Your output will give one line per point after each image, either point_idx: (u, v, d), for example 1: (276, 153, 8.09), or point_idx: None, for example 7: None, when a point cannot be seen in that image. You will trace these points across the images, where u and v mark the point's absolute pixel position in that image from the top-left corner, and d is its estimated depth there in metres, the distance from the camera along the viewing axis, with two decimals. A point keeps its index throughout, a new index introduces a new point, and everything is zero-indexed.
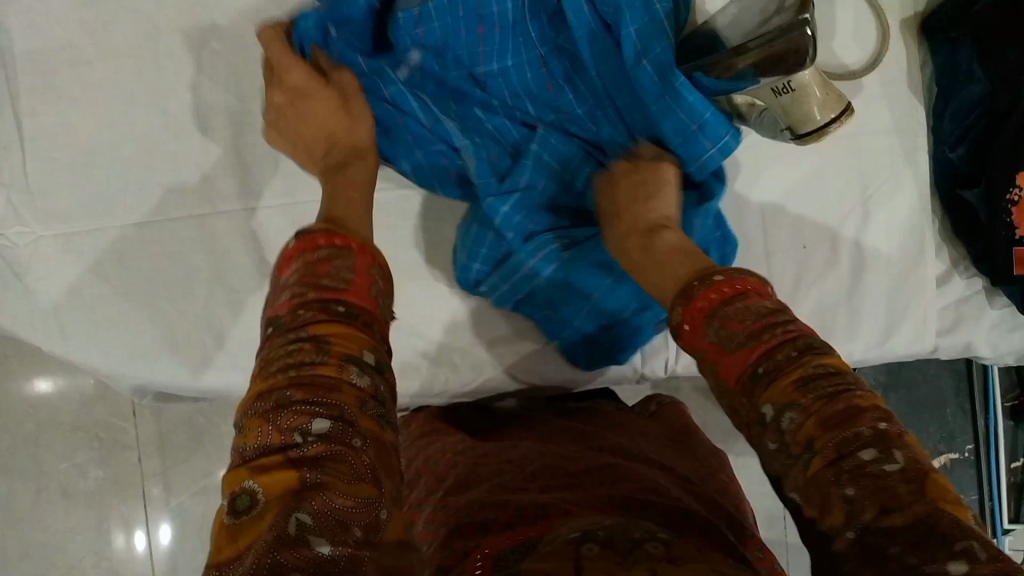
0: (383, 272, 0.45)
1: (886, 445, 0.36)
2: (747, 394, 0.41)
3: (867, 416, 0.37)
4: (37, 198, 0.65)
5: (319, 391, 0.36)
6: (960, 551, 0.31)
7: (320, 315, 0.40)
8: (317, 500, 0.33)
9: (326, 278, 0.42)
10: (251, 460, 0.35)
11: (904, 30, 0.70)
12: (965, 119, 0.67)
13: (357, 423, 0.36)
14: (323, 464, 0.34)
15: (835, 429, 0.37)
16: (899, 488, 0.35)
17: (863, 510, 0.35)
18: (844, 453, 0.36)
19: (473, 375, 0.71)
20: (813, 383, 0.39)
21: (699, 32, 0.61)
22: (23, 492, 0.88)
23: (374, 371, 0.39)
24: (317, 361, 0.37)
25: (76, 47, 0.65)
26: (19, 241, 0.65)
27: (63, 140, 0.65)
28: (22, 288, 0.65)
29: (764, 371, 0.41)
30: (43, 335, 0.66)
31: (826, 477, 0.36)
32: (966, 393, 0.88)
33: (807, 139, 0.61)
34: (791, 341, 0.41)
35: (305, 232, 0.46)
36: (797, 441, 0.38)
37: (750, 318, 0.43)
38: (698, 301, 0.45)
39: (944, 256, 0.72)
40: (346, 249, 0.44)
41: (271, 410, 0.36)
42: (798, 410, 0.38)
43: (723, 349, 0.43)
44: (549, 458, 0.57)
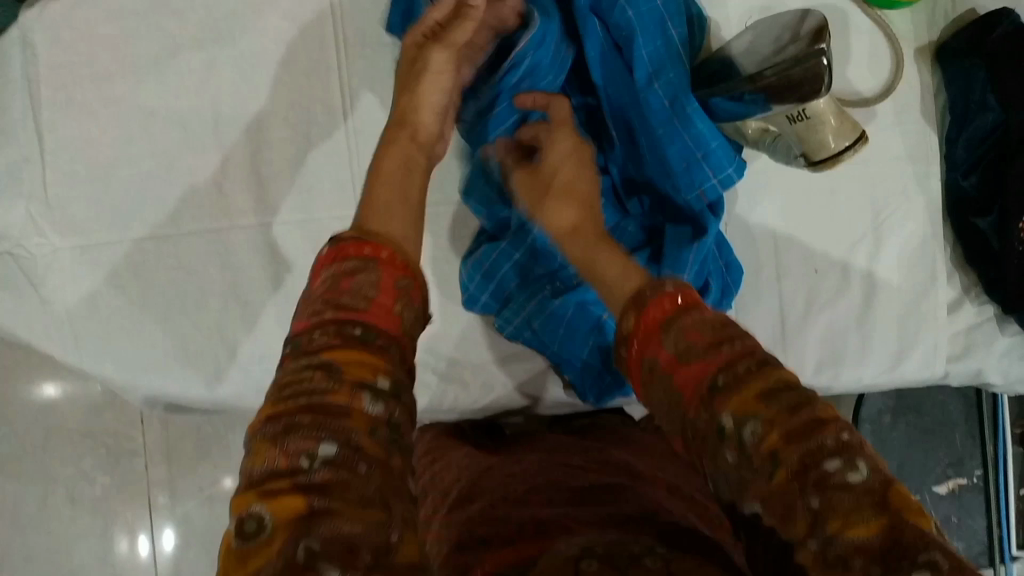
0: (411, 284, 0.46)
1: (850, 454, 0.34)
2: (705, 406, 0.39)
3: (830, 428, 0.35)
4: (56, 209, 0.66)
5: (330, 416, 0.36)
6: (924, 562, 0.30)
7: (333, 339, 0.40)
8: (325, 525, 0.32)
9: (345, 297, 0.42)
10: (258, 482, 0.34)
11: (918, 58, 0.71)
12: (978, 148, 0.68)
13: (364, 448, 0.36)
14: (331, 490, 0.34)
15: (798, 441, 0.35)
16: (865, 502, 0.32)
17: (829, 521, 0.32)
18: (809, 465, 0.34)
19: (482, 394, 0.71)
20: (777, 395, 0.37)
21: (715, 58, 0.62)
22: (31, 498, 0.88)
23: (388, 396, 0.39)
24: (328, 388, 0.37)
25: (98, 61, 0.66)
26: (37, 252, 0.65)
27: (83, 153, 0.66)
28: (38, 298, 0.65)
29: (723, 382, 0.38)
30: (57, 345, 0.66)
31: (794, 489, 0.34)
32: (975, 418, 0.89)
33: (821, 165, 0.61)
34: (751, 354, 0.39)
35: (337, 239, 0.47)
36: (757, 454, 0.36)
37: (709, 331, 0.41)
38: (651, 311, 0.45)
39: (955, 282, 0.71)
40: (373, 261, 0.45)
41: (280, 434, 0.36)
42: (760, 422, 0.36)
43: (680, 361, 0.41)
44: (554, 472, 0.58)
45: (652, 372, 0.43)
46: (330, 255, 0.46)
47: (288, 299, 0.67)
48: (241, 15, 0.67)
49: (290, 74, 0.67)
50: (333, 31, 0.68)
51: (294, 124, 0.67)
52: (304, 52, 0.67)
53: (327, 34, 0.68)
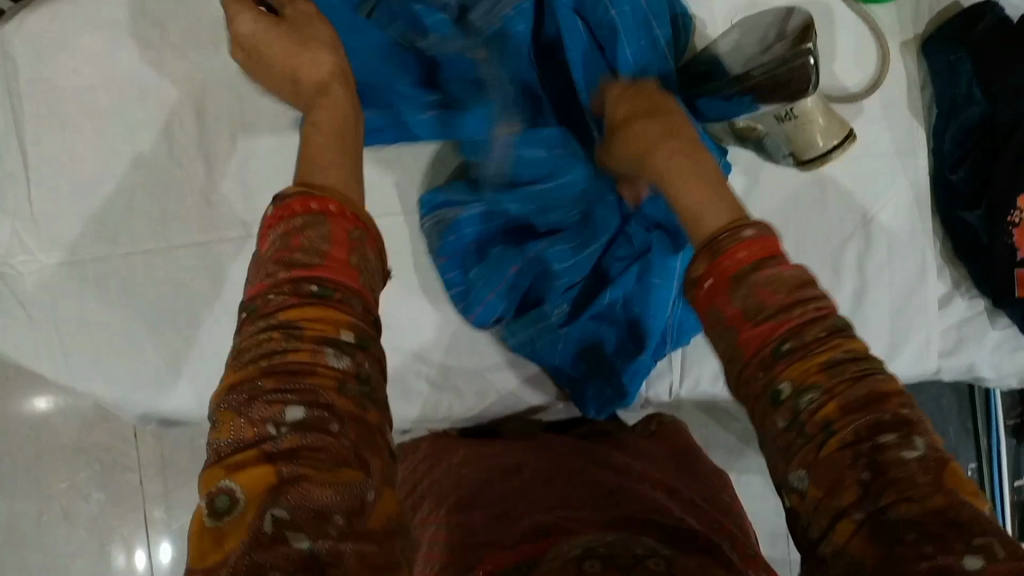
0: (365, 236, 0.42)
1: (908, 431, 0.35)
2: (763, 369, 0.38)
3: (891, 402, 0.36)
4: (42, 226, 0.65)
5: (291, 379, 0.35)
6: (979, 545, 0.30)
7: (291, 299, 0.38)
8: (294, 493, 0.32)
9: (297, 253, 0.39)
10: (227, 457, 0.34)
11: (903, 52, 0.71)
12: (966, 140, 0.69)
13: (335, 406, 0.35)
14: (299, 455, 0.33)
15: (858, 412, 0.36)
16: (920, 480, 0.33)
17: (877, 496, 0.34)
18: (861, 437, 0.35)
19: (478, 401, 0.71)
20: (839, 367, 0.37)
21: (701, 57, 0.62)
22: (24, 515, 0.87)
23: (354, 348, 0.37)
24: (287, 348, 0.36)
25: (80, 76, 0.66)
26: (25, 269, 0.65)
27: (66, 168, 0.66)
28: (26, 316, 0.65)
29: (790, 347, 0.38)
30: (46, 362, 0.65)
31: (842, 459, 0.35)
32: (968, 411, 0.88)
33: (810, 165, 0.61)
34: (820, 319, 0.39)
35: (281, 197, 0.42)
36: (812, 422, 0.36)
37: (781, 290, 0.40)
38: (736, 251, 0.41)
39: (945, 278, 0.72)
40: (322, 214, 0.41)
41: (243, 402, 0.35)
42: (820, 391, 0.36)
43: (747, 318, 0.39)
44: (552, 484, 0.56)
45: (708, 321, 0.42)
46: (275, 224, 0.41)
47: None
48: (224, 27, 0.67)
49: None
50: None
51: (281, 134, 0.67)
52: None
53: None
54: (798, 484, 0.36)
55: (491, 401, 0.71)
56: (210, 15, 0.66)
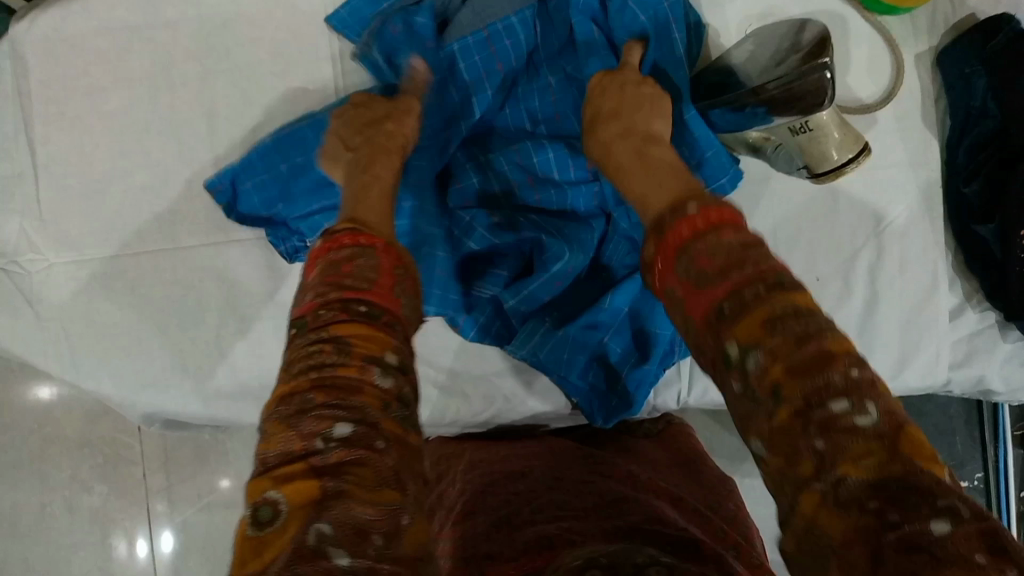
0: (407, 275, 0.45)
1: (859, 396, 0.30)
2: (713, 335, 0.35)
3: (838, 364, 0.31)
4: (50, 225, 0.65)
5: (341, 393, 0.36)
6: (943, 508, 0.27)
7: (341, 315, 0.39)
8: (338, 508, 0.32)
9: (348, 278, 0.41)
10: (274, 468, 0.34)
11: (918, 64, 0.70)
12: (980, 154, 0.68)
13: (380, 425, 0.35)
14: (345, 470, 0.33)
15: (801, 376, 0.31)
16: (874, 446, 0.29)
17: (835, 463, 0.29)
18: (813, 403, 0.31)
19: (485, 406, 0.71)
20: (782, 322, 0.33)
21: (715, 67, 0.62)
22: (29, 508, 0.88)
23: (397, 371, 0.38)
24: (337, 363, 0.37)
25: (90, 75, 0.66)
26: (32, 268, 0.65)
27: (76, 167, 0.65)
28: (33, 315, 0.65)
29: (729, 309, 0.35)
30: (53, 361, 0.65)
31: (794, 429, 0.31)
32: (976, 421, 0.88)
33: (824, 177, 0.60)
34: (760, 278, 0.35)
35: (329, 233, 0.46)
36: (761, 387, 0.32)
37: (721, 255, 0.37)
38: (690, 219, 0.39)
39: (956, 291, 0.71)
40: (369, 248, 0.44)
41: (294, 414, 0.35)
42: (762, 351, 0.32)
43: (693, 285, 0.37)
44: (557, 493, 0.55)
45: (670, 297, 0.40)
46: (322, 247, 0.45)
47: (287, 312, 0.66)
48: (236, 28, 0.66)
49: (284, 85, 0.66)
50: (330, 42, 0.67)
51: None
52: (299, 64, 0.67)
53: (324, 46, 0.67)
54: (757, 453, 0.33)
55: (500, 408, 0.71)
56: (223, 17, 0.66)
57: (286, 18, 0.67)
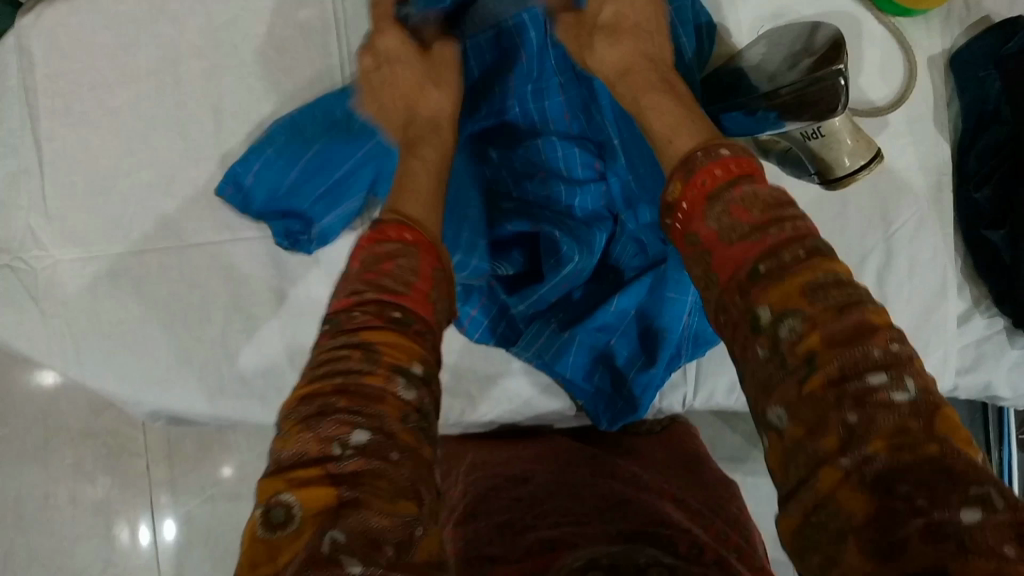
0: (444, 277, 0.45)
1: (898, 371, 0.32)
2: (741, 293, 0.37)
3: (879, 337, 0.33)
4: (55, 222, 0.65)
5: (363, 401, 0.36)
6: (975, 496, 0.28)
7: (374, 320, 0.40)
8: (353, 517, 0.32)
9: (386, 278, 0.42)
10: (288, 469, 0.34)
11: (931, 67, 0.70)
12: (991, 160, 0.67)
13: (397, 436, 0.36)
14: (361, 479, 0.34)
15: (841, 347, 0.33)
16: (909, 425, 0.31)
17: (866, 440, 0.31)
18: (848, 375, 0.32)
19: (490, 408, 0.70)
20: (822, 290, 0.35)
21: (725, 69, 0.61)
22: (33, 499, 0.88)
23: (421, 382, 0.39)
24: (364, 369, 0.37)
25: (96, 71, 0.65)
26: (36, 264, 0.64)
27: (81, 164, 0.65)
28: (38, 312, 0.65)
29: (765, 270, 0.37)
30: (58, 358, 0.65)
31: (826, 399, 0.32)
32: (980, 423, 0.87)
33: (836, 185, 0.60)
34: (799, 240, 0.37)
35: (377, 222, 0.46)
36: (794, 354, 0.34)
37: (758, 209, 0.39)
38: (712, 169, 0.42)
39: (965, 295, 0.70)
40: (412, 247, 0.45)
41: (315, 416, 0.35)
42: (801, 319, 0.34)
43: (720, 239, 0.40)
44: (560, 497, 0.55)
45: (693, 251, 0.42)
46: (368, 236, 0.45)
47: (292, 311, 0.66)
48: (244, 24, 0.66)
49: (291, 82, 0.66)
50: (338, 39, 0.66)
51: None
52: (306, 61, 0.66)
53: (332, 42, 0.66)
54: (777, 422, 0.34)
55: (504, 408, 0.70)
56: (230, 13, 0.66)
57: (294, 14, 0.66)
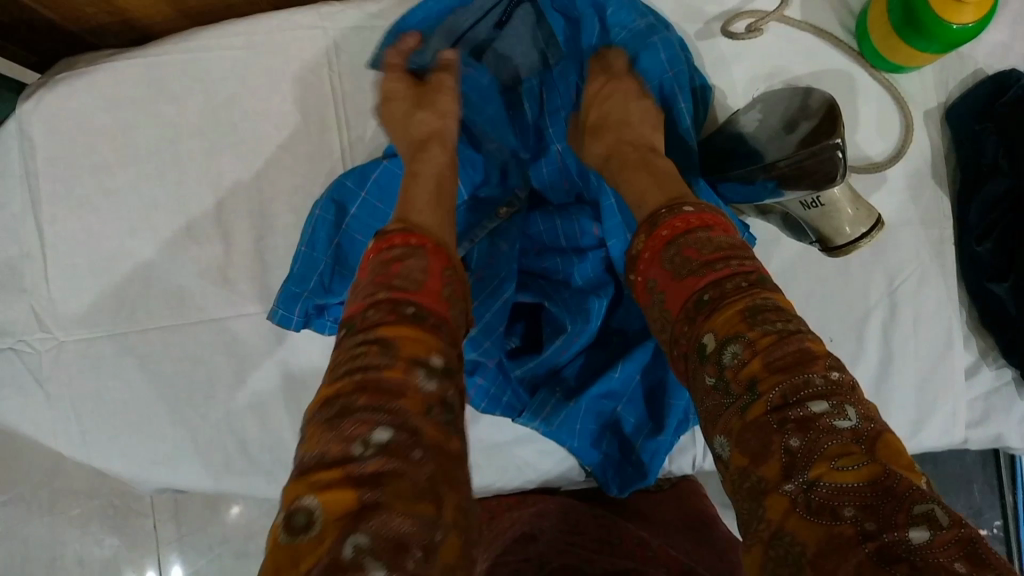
0: (455, 275, 0.44)
1: (839, 400, 0.33)
2: (689, 323, 0.39)
3: (818, 365, 0.34)
4: (59, 305, 0.65)
5: (385, 397, 0.35)
6: (920, 514, 0.29)
7: (388, 316, 0.39)
8: (376, 521, 0.31)
9: (397, 279, 0.41)
10: (310, 472, 0.33)
11: (927, 122, 0.70)
12: (991, 214, 0.67)
13: (420, 432, 0.35)
14: (384, 479, 0.33)
15: (781, 373, 0.34)
16: (851, 447, 0.32)
17: (807, 465, 0.32)
18: (789, 402, 0.33)
19: (499, 476, 0.69)
20: (762, 317, 0.36)
21: (723, 133, 0.62)
22: (38, 563, 0.83)
23: (441, 374, 0.38)
24: (383, 365, 0.37)
25: (98, 153, 0.66)
26: (41, 346, 0.65)
27: (83, 245, 0.65)
28: (42, 394, 0.65)
29: (710, 298, 0.38)
30: (64, 439, 0.65)
31: (769, 424, 0.33)
32: (993, 467, 0.84)
33: (838, 251, 0.60)
34: (743, 273, 0.39)
35: (380, 233, 0.45)
36: (737, 380, 0.35)
37: (708, 248, 0.41)
38: (659, 230, 0.44)
39: (972, 348, 0.70)
40: (420, 248, 0.44)
41: (335, 418, 0.35)
42: (742, 344, 0.36)
43: (675, 275, 0.41)
44: (566, 562, 0.54)
45: (650, 293, 0.44)
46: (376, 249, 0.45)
47: (295, 386, 0.66)
48: (242, 102, 0.66)
49: (291, 158, 0.66)
50: (336, 114, 0.67)
51: (300, 210, 0.66)
52: (305, 138, 0.67)
53: (331, 118, 0.67)
54: (721, 451, 0.36)
55: (512, 476, 0.69)
56: (228, 92, 0.66)
57: (293, 91, 0.67)
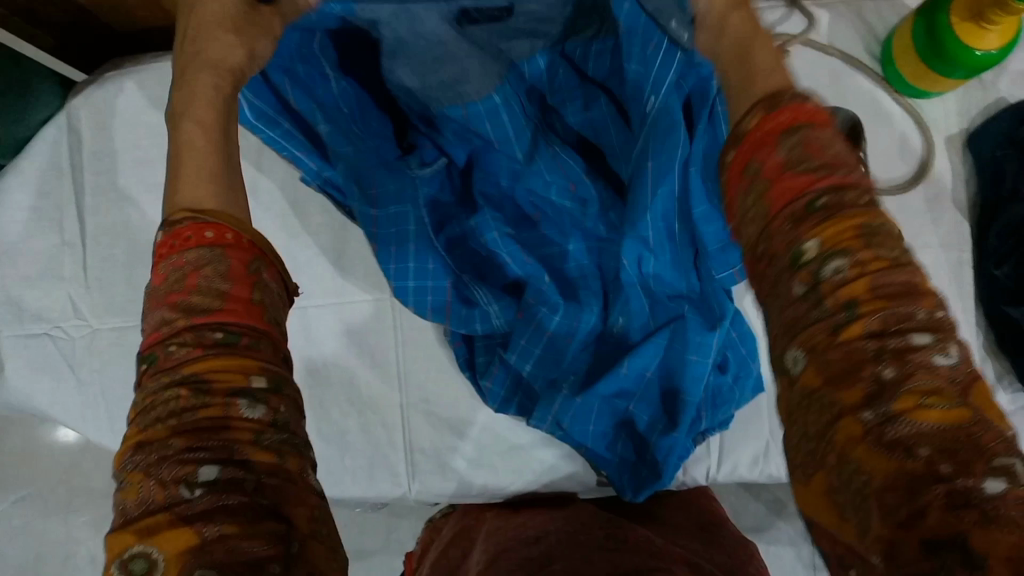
0: (263, 266, 0.40)
1: (942, 336, 0.29)
2: (793, 222, 0.33)
3: (926, 300, 0.30)
4: (96, 293, 0.67)
5: (205, 436, 0.32)
6: (999, 467, 0.26)
7: (195, 350, 0.35)
8: (220, 551, 0.30)
9: (191, 299, 0.36)
10: (134, 520, 0.31)
11: (949, 146, 0.71)
12: (1012, 238, 0.67)
13: (252, 462, 0.33)
14: (218, 515, 0.31)
15: (886, 299, 0.30)
16: (946, 386, 0.28)
17: (893, 397, 0.28)
18: (889, 330, 0.30)
19: (510, 477, 0.69)
20: (876, 237, 0.31)
21: None
22: (52, 559, 0.82)
23: (270, 394, 0.35)
24: (198, 405, 0.33)
25: (139, 147, 0.68)
26: (75, 333, 0.66)
27: (122, 236, 0.67)
28: (74, 379, 0.66)
29: (825, 203, 0.32)
30: (92, 424, 0.66)
31: (864, 351, 0.29)
32: None
33: None
34: (859, 184, 0.33)
35: (167, 229, 0.39)
36: (832, 295, 0.31)
37: (830, 149, 0.34)
38: (779, 116, 0.35)
39: None
40: (217, 248, 0.38)
41: (152, 463, 0.32)
42: (848, 260, 0.31)
43: (786, 168, 0.34)
44: (575, 559, 0.54)
45: (746, 179, 0.35)
46: (163, 252, 0.39)
47: None
48: None
49: None
50: None
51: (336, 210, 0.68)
52: None
53: None
54: (791, 365, 0.32)
55: (529, 477, 0.69)
56: None
57: None
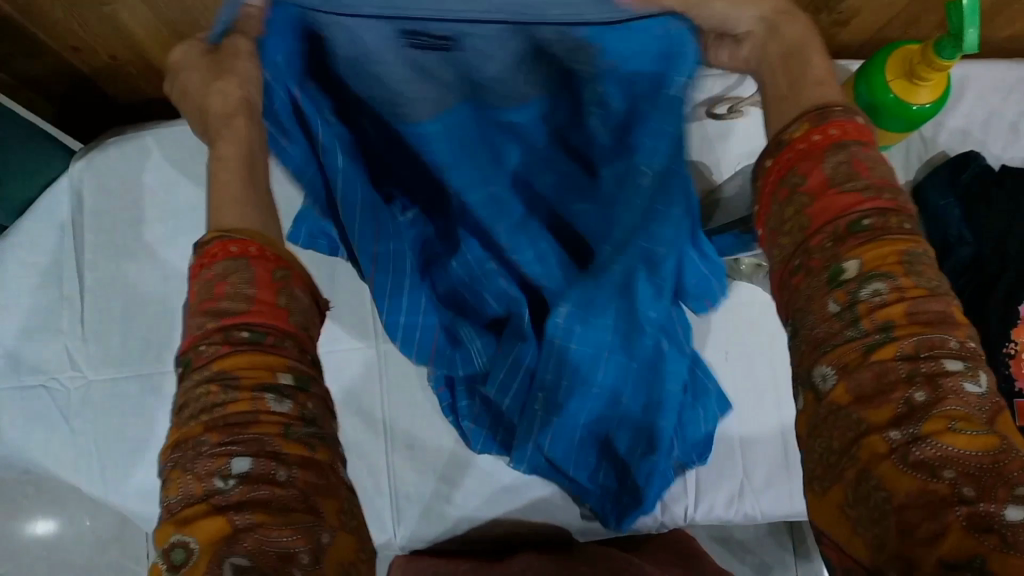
0: (292, 274, 0.40)
1: (973, 363, 0.30)
2: (835, 238, 0.33)
3: (959, 329, 0.31)
4: (91, 345, 0.69)
5: (233, 431, 0.34)
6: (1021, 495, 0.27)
7: (223, 347, 0.36)
8: (250, 540, 0.31)
9: (221, 303, 0.37)
10: (177, 512, 0.33)
11: None
12: (960, 279, 0.72)
13: (283, 453, 0.34)
14: (250, 505, 0.32)
15: (921, 325, 0.31)
16: (974, 414, 0.29)
17: (924, 418, 0.29)
18: (923, 355, 0.30)
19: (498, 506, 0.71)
20: (919, 265, 0.32)
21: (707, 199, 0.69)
22: None
23: (295, 390, 0.36)
24: (226, 400, 0.34)
25: (137, 207, 0.72)
26: (70, 385, 0.69)
27: (119, 290, 0.70)
28: (67, 429, 0.68)
29: (869, 225, 0.32)
30: (83, 473, 0.68)
31: (897, 373, 0.30)
32: None
33: None
34: (901, 210, 0.33)
35: (200, 245, 0.40)
36: (869, 316, 0.31)
37: (877, 170, 0.34)
38: (828, 127, 0.35)
39: None
40: (243, 259, 0.38)
41: (189, 457, 0.34)
42: (889, 283, 0.31)
43: (830, 185, 0.33)
44: None
45: (781, 186, 0.36)
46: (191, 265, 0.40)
47: None
48: None
49: None
50: None
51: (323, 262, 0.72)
52: None
53: None
54: (821, 379, 0.32)
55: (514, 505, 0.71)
56: None
57: None
